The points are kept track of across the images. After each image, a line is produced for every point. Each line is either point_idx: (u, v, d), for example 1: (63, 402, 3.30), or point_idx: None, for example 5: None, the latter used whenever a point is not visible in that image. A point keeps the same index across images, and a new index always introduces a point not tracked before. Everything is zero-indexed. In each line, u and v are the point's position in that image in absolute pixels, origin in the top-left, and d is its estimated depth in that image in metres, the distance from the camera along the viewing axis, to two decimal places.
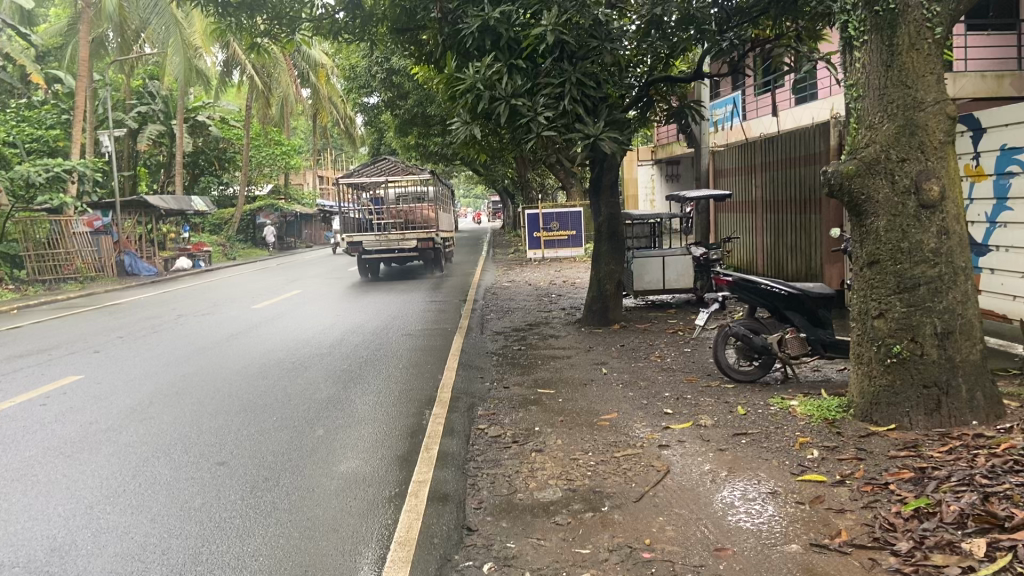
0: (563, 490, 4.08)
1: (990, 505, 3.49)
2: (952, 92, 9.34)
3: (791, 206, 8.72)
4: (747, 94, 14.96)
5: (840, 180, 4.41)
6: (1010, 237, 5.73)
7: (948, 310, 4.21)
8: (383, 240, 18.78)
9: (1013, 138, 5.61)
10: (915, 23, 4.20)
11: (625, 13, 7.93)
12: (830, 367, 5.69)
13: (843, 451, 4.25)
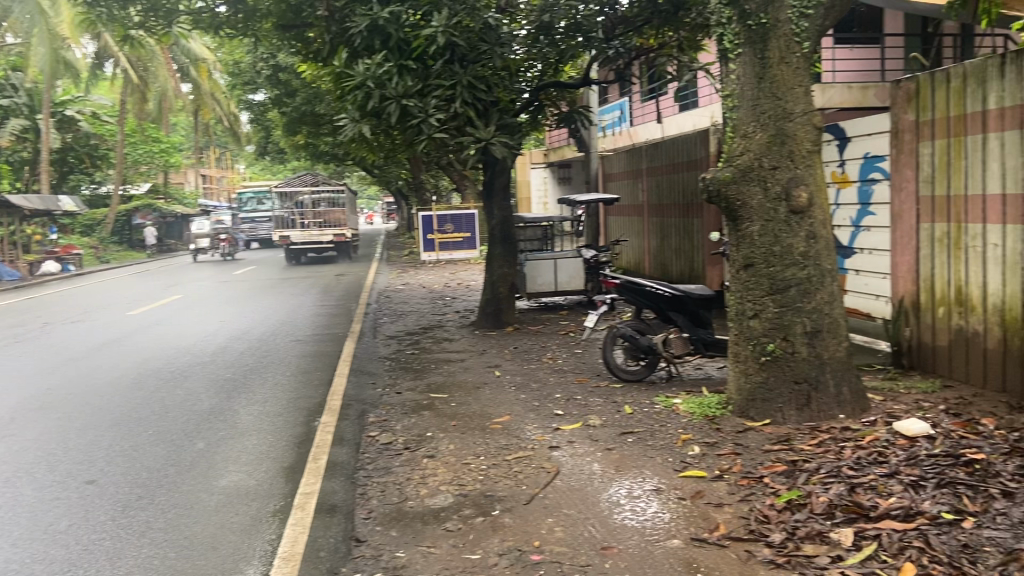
0: (454, 495, 4.07)
1: (857, 495, 3.74)
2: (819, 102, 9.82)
3: (676, 210, 9.00)
4: (634, 100, 15.43)
5: (718, 187, 4.59)
6: (872, 240, 6.14)
7: (816, 310, 4.48)
8: (307, 235, 23.91)
9: (875, 147, 6.01)
10: (784, 37, 4.44)
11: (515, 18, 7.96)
12: (711, 366, 5.93)
13: (722, 446, 4.44)
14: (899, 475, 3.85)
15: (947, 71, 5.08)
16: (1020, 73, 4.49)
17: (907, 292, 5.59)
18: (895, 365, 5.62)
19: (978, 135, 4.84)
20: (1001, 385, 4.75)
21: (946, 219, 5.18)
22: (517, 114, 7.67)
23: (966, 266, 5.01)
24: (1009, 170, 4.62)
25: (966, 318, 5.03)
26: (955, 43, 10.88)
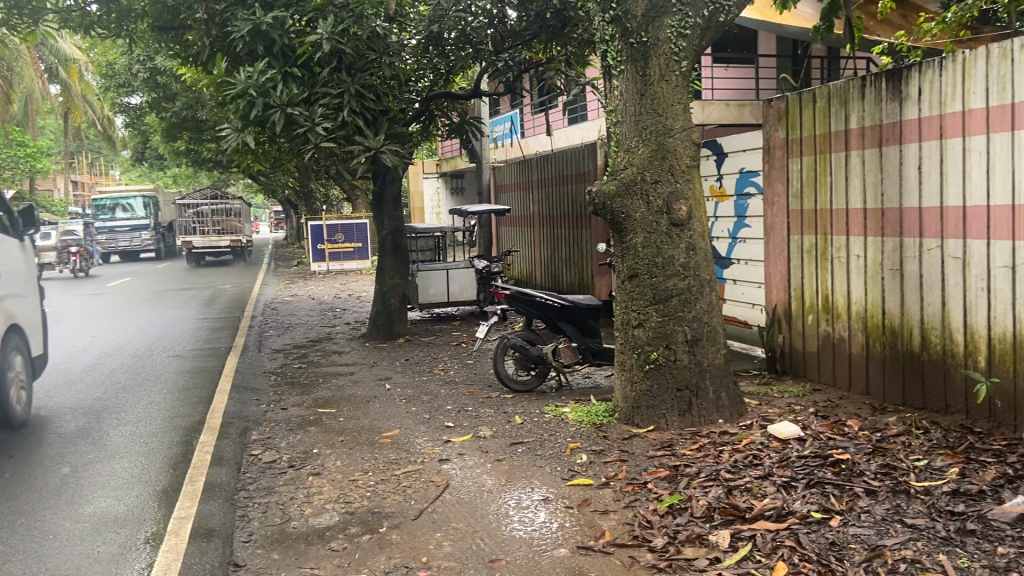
0: (340, 513, 3.97)
1: (733, 498, 3.91)
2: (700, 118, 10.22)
3: (565, 222, 9.18)
4: (525, 112, 15.67)
5: (603, 200, 4.71)
6: (748, 251, 6.45)
7: (696, 319, 4.66)
8: (208, 240, 24.05)
9: (750, 162, 6.31)
10: (664, 56, 4.59)
11: (404, 27, 7.83)
12: (599, 374, 6.06)
13: (608, 453, 4.54)
14: (773, 477, 4.06)
15: (813, 91, 5.40)
16: (877, 95, 4.84)
17: (779, 301, 5.89)
18: (769, 370, 5.92)
19: (841, 153, 5.18)
20: (864, 387, 5.11)
21: (814, 231, 5.51)
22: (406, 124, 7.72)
23: (832, 276, 5.34)
24: (869, 186, 4.98)
25: (832, 325, 5.36)
26: (823, 66, 11.60)
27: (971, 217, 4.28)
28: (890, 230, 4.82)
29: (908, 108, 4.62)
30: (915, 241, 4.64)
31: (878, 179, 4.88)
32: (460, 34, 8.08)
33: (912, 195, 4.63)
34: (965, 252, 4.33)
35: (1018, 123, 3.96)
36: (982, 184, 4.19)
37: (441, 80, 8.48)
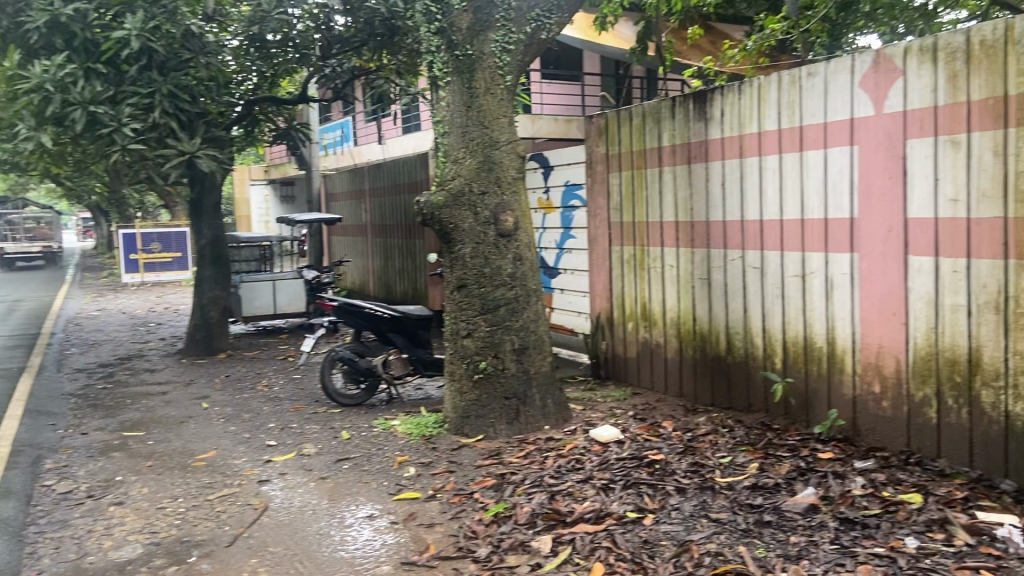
0: (144, 545, 3.68)
1: (556, 502, 4.01)
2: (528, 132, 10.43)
3: (399, 231, 9.14)
4: (359, 120, 15.51)
5: (432, 210, 4.72)
6: (574, 261, 6.68)
7: (523, 328, 4.75)
8: (17, 247, 22.09)
9: (575, 176, 6.56)
10: (489, 70, 4.70)
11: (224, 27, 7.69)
12: (431, 385, 6.05)
13: (436, 465, 4.53)
14: (593, 480, 4.20)
15: (629, 109, 5.78)
16: (686, 115, 5.31)
17: (602, 309, 6.25)
18: (594, 376, 6.29)
19: (655, 168, 5.60)
20: (678, 390, 5.57)
21: (632, 242, 5.89)
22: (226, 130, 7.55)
23: (649, 285, 5.75)
24: (680, 201, 5.44)
25: (650, 331, 5.78)
26: (643, 85, 12.34)
27: (767, 231, 4.85)
28: (699, 241, 5.30)
29: (712, 128, 5.13)
30: (721, 252, 5.15)
31: (688, 195, 5.36)
32: (284, 38, 7.95)
33: (717, 209, 5.14)
34: (762, 262, 4.88)
35: (806, 145, 4.58)
36: (775, 199, 4.78)
37: (266, 84, 8.47)
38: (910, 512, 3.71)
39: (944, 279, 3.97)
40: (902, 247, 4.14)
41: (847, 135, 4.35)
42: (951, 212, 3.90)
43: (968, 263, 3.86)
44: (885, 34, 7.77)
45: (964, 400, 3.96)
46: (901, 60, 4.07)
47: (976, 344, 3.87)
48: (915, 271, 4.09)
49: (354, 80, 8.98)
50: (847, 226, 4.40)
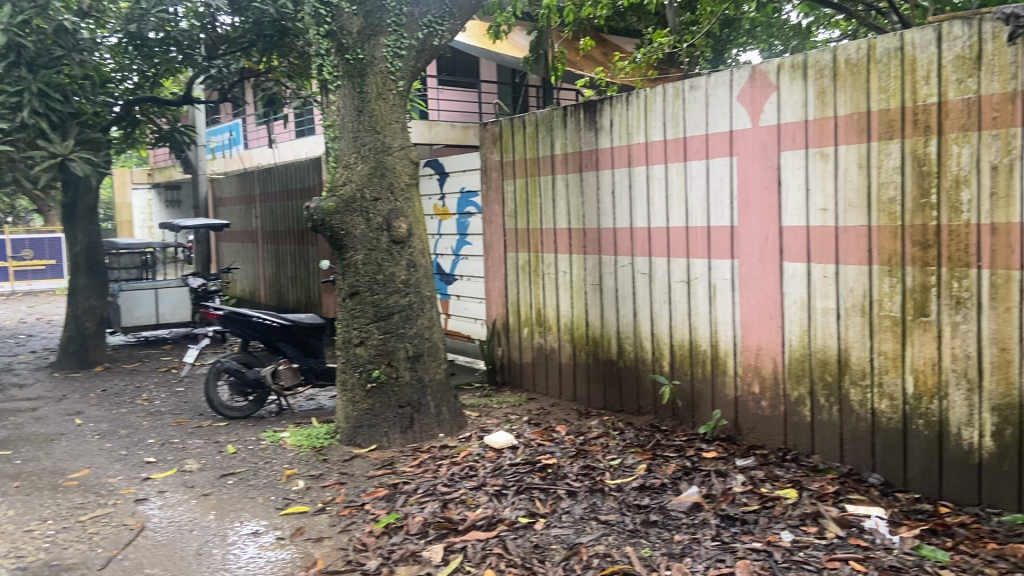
0: (7, 571, 3.43)
1: (448, 511, 3.99)
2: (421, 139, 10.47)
3: (290, 237, 9.00)
4: (249, 122, 15.12)
5: (322, 216, 4.62)
6: (471, 268, 6.81)
7: (417, 335, 4.72)
8: None
9: (469, 183, 6.69)
10: (380, 74, 4.66)
11: (103, 24, 7.35)
12: (324, 395, 5.98)
13: (326, 477, 4.46)
14: (486, 486, 4.21)
15: (522, 117, 5.90)
16: (576, 124, 5.48)
17: (498, 315, 6.33)
18: (489, 382, 6.34)
19: (548, 176, 5.74)
20: (571, 395, 5.74)
21: (527, 249, 6.01)
22: (104, 131, 7.33)
23: (543, 291, 5.88)
24: (572, 208, 5.61)
25: (545, 337, 5.89)
26: (539, 94, 12.56)
27: (654, 239, 5.09)
28: (591, 248, 5.49)
29: (601, 137, 5.33)
30: (611, 258, 5.35)
31: (579, 203, 5.53)
32: (166, 36, 7.69)
33: (607, 217, 5.34)
34: (651, 268, 5.12)
35: (689, 155, 4.85)
36: (662, 207, 5.03)
37: (148, 84, 8.18)
38: (785, 506, 3.96)
39: (816, 284, 4.34)
40: (779, 253, 4.48)
41: (727, 147, 4.66)
42: (821, 221, 4.29)
43: (837, 268, 4.25)
44: (763, 51, 8.25)
45: (835, 399, 4.34)
46: (775, 76, 4.41)
47: (844, 344, 4.26)
48: (790, 276, 4.44)
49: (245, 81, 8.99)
50: (728, 233, 4.70)
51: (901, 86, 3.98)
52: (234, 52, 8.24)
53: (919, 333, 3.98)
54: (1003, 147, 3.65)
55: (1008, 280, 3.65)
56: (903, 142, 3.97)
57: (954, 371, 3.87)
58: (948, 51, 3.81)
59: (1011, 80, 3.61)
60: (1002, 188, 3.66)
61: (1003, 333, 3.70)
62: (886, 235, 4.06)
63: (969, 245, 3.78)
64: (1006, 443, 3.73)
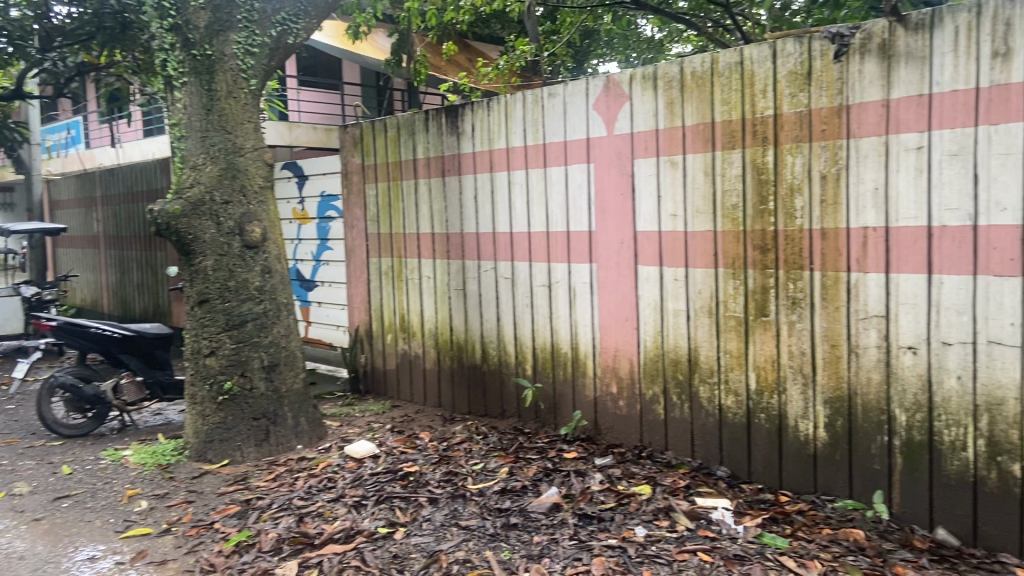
0: None
1: (304, 525, 3.85)
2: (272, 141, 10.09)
3: (135, 243, 8.61)
4: (91, 121, 14.24)
5: (167, 219, 4.48)
6: (331, 273, 6.81)
7: (273, 344, 4.66)
8: None
9: (329, 187, 6.72)
10: (230, 73, 4.59)
11: None
12: (172, 410, 5.88)
13: (173, 496, 4.25)
14: (344, 498, 4.11)
15: (384, 121, 5.98)
16: (439, 128, 5.57)
17: (361, 321, 6.44)
18: (352, 391, 6.42)
19: (411, 180, 5.83)
20: (436, 400, 5.85)
21: (390, 254, 6.09)
22: None
23: (407, 296, 5.97)
24: (435, 213, 5.70)
25: (409, 343, 6.00)
26: (404, 98, 12.61)
27: (516, 244, 5.23)
28: (454, 253, 5.59)
29: (463, 142, 5.42)
30: (475, 263, 5.46)
31: (442, 208, 5.62)
32: None
33: (471, 222, 5.46)
34: (513, 272, 5.26)
35: (549, 161, 5.00)
36: (524, 212, 5.16)
37: None
38: (640, 502, 4.13)
39: (667, 286, 4.59)
40: (634, 257, 4.69)
41: (584, 153, 4.83)
42: (671, 226, 4.52)
43: (686, 272, 4.51)
44: (620, 61, 8.70)
45: (686, 396, 4.60)
46: (628, 86, 4.61)
47: (693, 345, 4.54)
48: (644, 279, 4.67)
49: (85, 76, 8.75)
50: (586, 239, 4.88)
51: (741, 98, 4.27)
52: (71, 44, 7.79)
53: (760, 332, 4.32)
54: (830, 158, 4.04)
55: (837, 280, 4.06)
56: (744, 152, 4.29)
57: (791, 367, 4.24)
58: (782, 67, 4.15)
59: (837, 95, 4.00)
60: (830, 195, 4.06)
61: (833, 331, 4.10)
62: (729, 240, 4.36)
63: (802, 249, 4.16)
64: (837, 434, 4.12)
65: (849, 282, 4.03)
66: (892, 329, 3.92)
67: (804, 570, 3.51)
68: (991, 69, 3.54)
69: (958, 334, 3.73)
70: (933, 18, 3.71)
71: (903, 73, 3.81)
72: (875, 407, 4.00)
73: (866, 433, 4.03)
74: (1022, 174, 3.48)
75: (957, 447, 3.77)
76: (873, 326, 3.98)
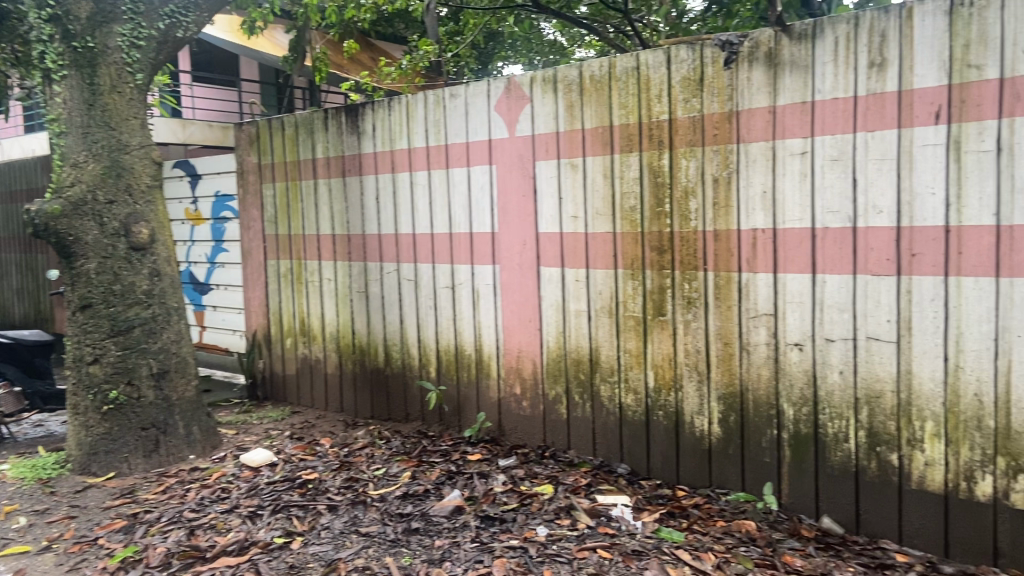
0: None
1: (195, 538, 3.70)
2: (160, 138, 9.58)
3: (14, 244, 8.13)
4: None
5: (45, 220, 4.31)
6: (227, 276, 6.67)
7: (162, 351, 4.57)
8: None
9: (224, 187, 6.60)
10: (114, 66, 4.48)
11: None
12: (54, 421, 5.63)
13: (54, 512, 4.03)
14: (238, 509, 3.99)
15: (281, 120, 5.87)
16: (338, 128, 5.51)
17: (258, 326, 6.25)
18: (251, 398, 6.26)
19: (310, 180, 5.73)
20: (338, 405, 5.75)
21: (288, 256, 5.97)
22: None
23: (307, 299, 5.86)
24: (336, 213, 5.62)
25: (310, 347, 5.88)
26: (306, 96, 12.33)
27: (420, 245, 5.22)
28: (356, 254, 5.54)
29: (364, 142, 5.39)
30: (376, 264, 5.42)
31: (344, 208, 5.54)
32: None
33: (373, 222, 5.40)
34: (416, 274, 5.25)
35: (451, 162, 4.99)
36: (426, 213, 5.15)
37: None
38: (541, 502, 4.17)
39: (569, 288, 4.65)
40: (536, 259, 4.73)
41: (486, 155, 4.84)
42: (572, 228, 4.58)
43: (587, 272, 4.58)
44: (524, 64, 8.76)
45: (588, 396, 4.67)
46: (529, 88, 4.65)
47: (594, 345, 4.61)
48: (546, 280, 4.72)
49: None
50: (489, 240, 4.89)
51: (638, 102, 4.36)
52: None
53: (657, 331, 4.43)
54: (722, 161, 4.19)
55: (729, 280, 4.21)
56: (641, 155, 4.39)
57: (687, 365, 4.36)
58: (676, 73, 4.26)
59: (727, 101, 4.14)
60: (722, 198, 4.20)
61: (726, 330, 4.24)
62: (628, 241, 4.46)
63: (696, 250, 4.29)
64: (730, 429, 4.27)
65: (740, 282, 4.18)
66: (780, 327, 4.09)
67: (699, 563, 3.66)
68: (868, 78, 3.74)
69: (839, 331, 3.92)
70: (815, 29, 3.89)
71: (788, 81, 3.97)
72: (765, 403, 4.16)
73: (756, 427, 4.20)
74: (894, 179, 3.70)
75: (839, 439, 3.97)
76: (762, 324, 4.14)
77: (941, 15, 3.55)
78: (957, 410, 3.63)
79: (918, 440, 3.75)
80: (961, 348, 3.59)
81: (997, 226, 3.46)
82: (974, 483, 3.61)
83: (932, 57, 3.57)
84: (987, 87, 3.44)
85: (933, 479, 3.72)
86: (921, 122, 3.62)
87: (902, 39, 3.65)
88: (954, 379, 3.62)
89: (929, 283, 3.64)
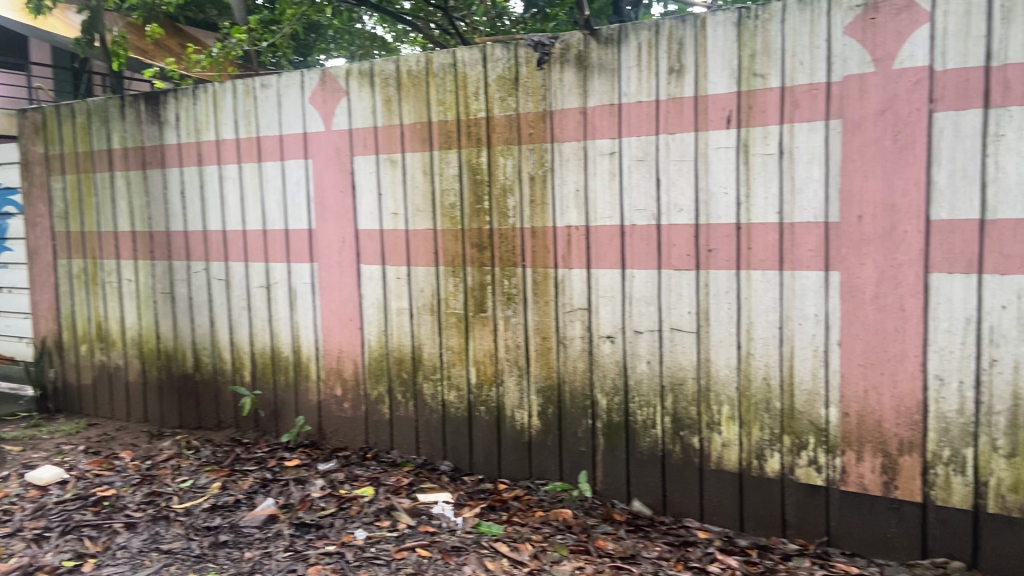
0: None
1: None
2: None
3: None
4: None
5: None
6: (12, 277, 6.03)
7: None
8: None
9: (7, 179, 5.98)
10: None
11: None
12: None
13: None
14: (22, 532, 3.80)
15: (72, 107, 5.58)
16: (137, 117, 5.31)
17: (48, 331, 5.90)
18: (39, 411, 5.93)
19: (105, 172, 5.50)
20: (141, 416, 5.55)
21: (82, 255, 5.68)
22: None
23: (104, 302, 5.61)
24: (136, 209, 5.41)
25: (108, 354, 5.64)
26: (107, 83, 11.42)
27: (232, 243, 5.07)
28: (160, 252, 5.34)
29: (166, 132, 5.21)
30: (183, 264, 5.24)
31: (144, 203, 5.35)
32: None
33: (177, 219, 5.23)
34: (226, 273, 5.10)
35: (263, 156, 4.91)
36: (238, 209, 5.04)
37: None
38: (361, 505, 4.11)
39: (391, 285, 4.64)
40: (356, 257, 4.70)
41: (301, 149, 4.78)
42: (393, 225, 4.59)
43: (408, 269, 4.60)
44: (345, 56, 8.40)
45: (411, 394, 4.68)
46: (344, 81, 4.63)
47: (417, 342, 4.63)
48: (367, 278, 4.69)
49: None
50: (307, 237, 4.82)
51: (456, 99, 4.41)
52: None
53: (479, 327, 4.49)
54: (537, 160, 4.28)
55: (545, 277, 4.32)
56: (459, 152, 4.44)
57: (507, 361, 4.45)
58: (492, 71, 4.32)
59: (541, 101, 4.24)
60: (538, 196, 4.30)
61: (543, 324, 4.35)
62: (449, 238, 4.50)
63: (515, 246, 4.37)
64: (548, 421, 4.40)
65: (556, 278, 4.30)
66: (593, 320, 4.24)
67: (517, 554, 3.73)
68: (668, 83, 3.96)
69: (646, 324, 4.12)
70: (620, 34, 4.05)
71: (597, 83, 4.12)
72: (580, 394, 4.30)
73: (573, 418, 4.34)
74: (693, 179, 3.94)
75: (647, 425, 4.17)
76: (577, 318, 4.27)
77: (730, 26, 3.81)
78: (749, 393, 3.91)
79: (716, 423, 4.01)
80: (751, 337, 3.88)
81: (780, 223, 3.76)
82: (764, 461, 3.91)
83: (723, 65, 3.83)
84: (770, 95, 3.73)
85: (730, 459, 4.00)
86: (714, 125, 3.87)
87: (697, 47, 3.88)
88: (746, 365, 3.90)
89: (723, 277, 3.91)
